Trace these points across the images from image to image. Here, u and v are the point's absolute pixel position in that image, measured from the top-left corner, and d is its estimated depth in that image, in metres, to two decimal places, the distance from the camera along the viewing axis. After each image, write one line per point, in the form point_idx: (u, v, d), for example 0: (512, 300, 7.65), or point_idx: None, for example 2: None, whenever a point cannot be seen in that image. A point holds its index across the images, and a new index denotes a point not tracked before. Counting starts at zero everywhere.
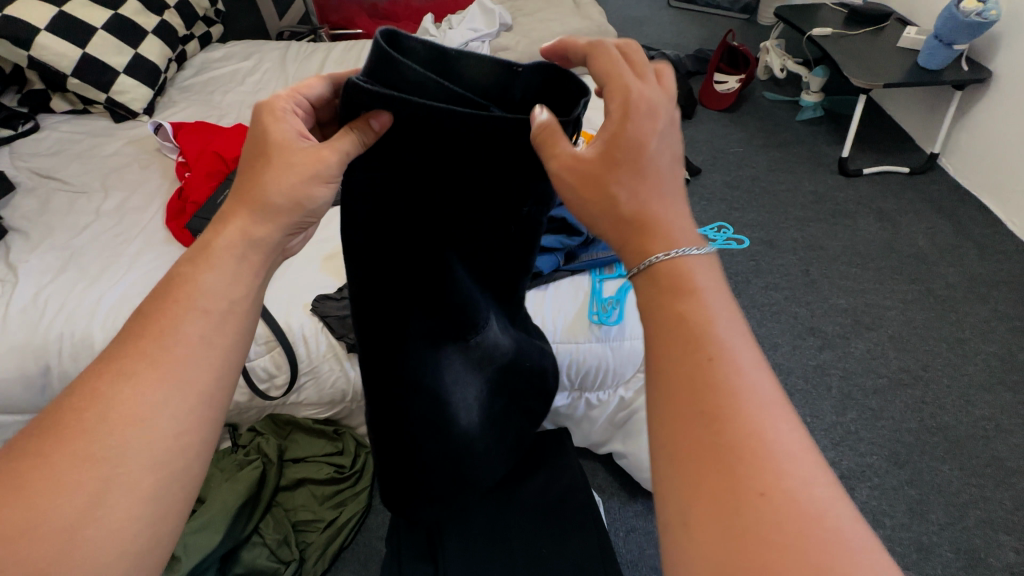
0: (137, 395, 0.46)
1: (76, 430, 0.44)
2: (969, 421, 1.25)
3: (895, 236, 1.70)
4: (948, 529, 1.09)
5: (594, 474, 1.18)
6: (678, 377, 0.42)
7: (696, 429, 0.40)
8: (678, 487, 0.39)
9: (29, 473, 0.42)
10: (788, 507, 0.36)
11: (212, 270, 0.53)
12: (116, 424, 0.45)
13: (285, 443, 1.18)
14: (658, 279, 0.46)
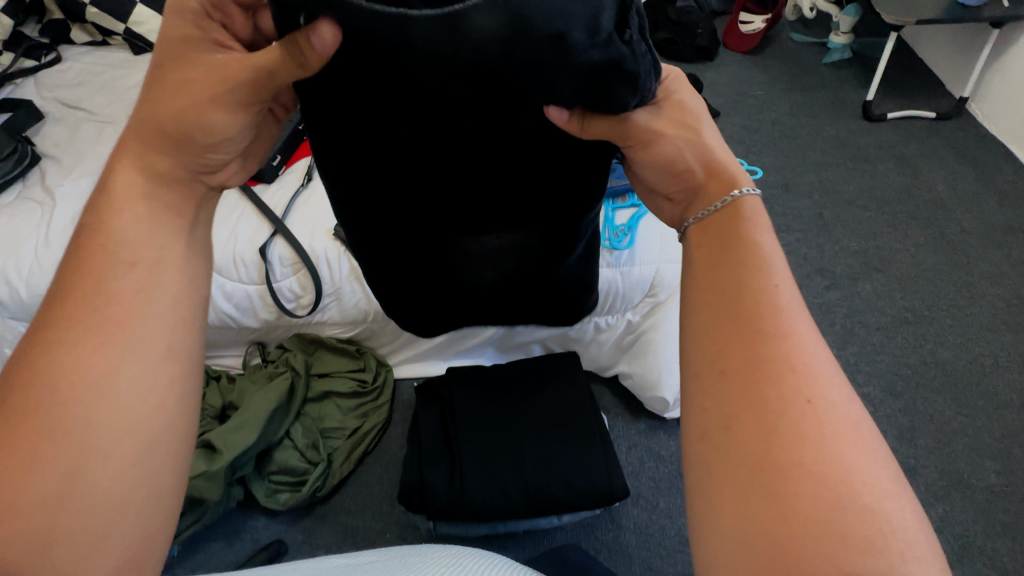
0: (81, 362, 0.43)
1: (26, 412, 0.42)
2: (968, 357, 1.29)
3: (914, 182, 1.68)
4: (936, 452, 1.15)
5: (600, 395, 1.25)
6: (718, 293, 0.47)
7: (743, 342, 0.44)
8: (713, 395, 0.44)
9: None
10: (822, 416, 0.41)
11: (125, 217, 0.48)
12: (76, 388, 0.43)
13: (311, 359, 1.26)
14: (717, 220, 0.51)
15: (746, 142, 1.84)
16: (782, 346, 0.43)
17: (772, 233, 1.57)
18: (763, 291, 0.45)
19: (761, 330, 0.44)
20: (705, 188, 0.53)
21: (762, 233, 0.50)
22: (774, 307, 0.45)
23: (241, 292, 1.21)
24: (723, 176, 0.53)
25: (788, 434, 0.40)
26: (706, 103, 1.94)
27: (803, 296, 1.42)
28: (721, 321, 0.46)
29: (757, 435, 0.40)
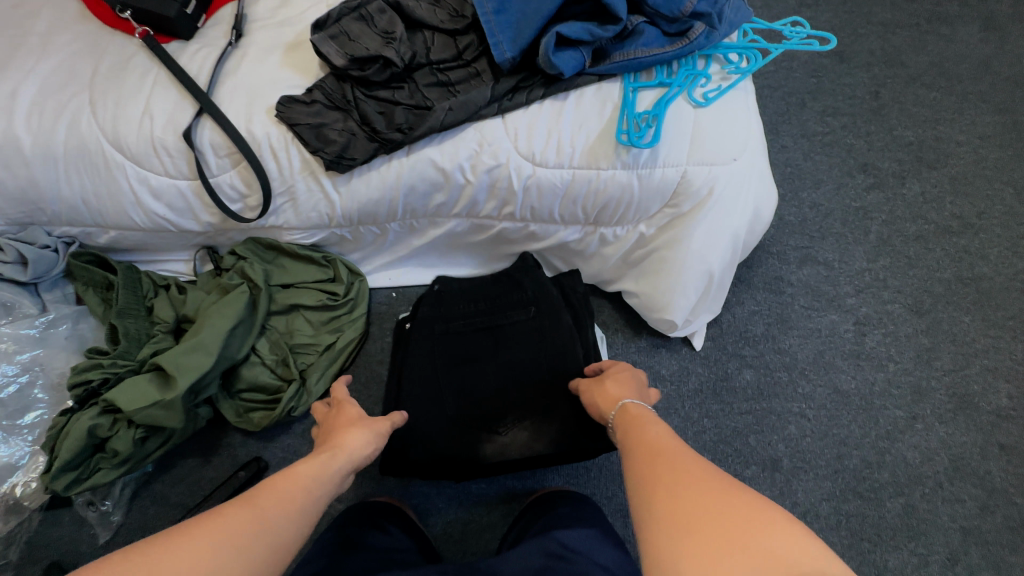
0: (267, 526, 0.53)
1: (252, 502, 0.54)
2: (1008, 273, 1.16)
3: (997, 51, 1.37)
4: (950, 375, 1.08)
5: (599, 310, 1.13)
6: (649, 459, 0.56)
7: (659, 460, 0.55)
8: (643, 501, 0.53)
9: (221, 513, 0.52)
10: (711, 483, 0.51)
11: (309, 458, 0.63)
12: (286, 496, 0.56)
13: (271, 268, 1.10)
14: (627, 421, 0.66)
15: None
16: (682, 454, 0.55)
17: (814, 118, 1.31)
18: (660, 435, 0.60)
19: (662, 452, 0.56)
20: (636, 425, 0.64)
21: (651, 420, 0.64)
22: (667, 439, 0.59)
23: (172, 189, 0.99)
24: (636, 417, 0.65)
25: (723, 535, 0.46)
26: None
27: (839, 199, 1.23)
28: (641, 454, 0.58)
29: (672, 501, 0.50)
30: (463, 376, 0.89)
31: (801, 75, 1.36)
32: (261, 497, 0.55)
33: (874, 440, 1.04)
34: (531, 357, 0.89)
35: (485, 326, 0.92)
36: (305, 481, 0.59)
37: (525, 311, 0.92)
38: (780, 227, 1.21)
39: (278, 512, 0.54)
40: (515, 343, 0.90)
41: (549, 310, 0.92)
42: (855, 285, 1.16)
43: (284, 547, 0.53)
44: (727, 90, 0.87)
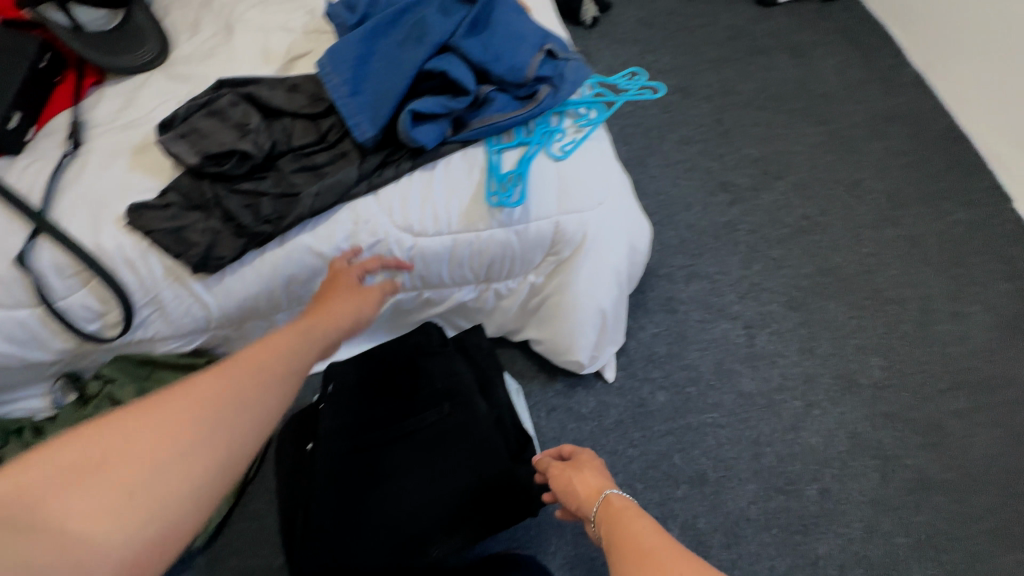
0: (206, 414, 0.48)
1: (176, 394, 0.49)
2: (857, 258, 1.32)
3: (807, 74, 1.61)
4: (831, 359, 1.20)
5: (512, 361, 1.13)
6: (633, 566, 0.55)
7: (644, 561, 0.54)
8: None
9: (144, 412, 0.47)
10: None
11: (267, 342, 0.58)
12: (217, 388, 0.50)
13: (146, 386, 0.99)
14: (609, 514, 0.64)
15: (641, 40, 1.63)
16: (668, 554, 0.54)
17: (674, 147, 1.45)
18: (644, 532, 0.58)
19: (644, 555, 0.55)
20: (617, 519, 0.63)
21: (634, 513, 0.62)
22: (652, 537, 0.57)
23: (9, 321, 0.87)
24: (614, 508, 0.65)
25: None
26: None
27: (708, 217, 1.35)
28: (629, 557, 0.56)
29: None
30: (378, 494, 0.79)
31: (655, 112, 1.51)
32: (177, 401, 0.48)
33: (781, 434, 1.11)
34: (450, 459, 0.81)
35: (394, 435, 0.82)
36: (273, 353, 0.57)
37: (439, 409, 0.83)
38: (663, 250, 1.30)
39: (239, 385, 0.51)
40: (433, 446, 0.82)
41: (465, 402, 0.84)
42: (737, 292, 1.26)
43: (236, 441, 0.49)
44: (581, 142, 0.94)
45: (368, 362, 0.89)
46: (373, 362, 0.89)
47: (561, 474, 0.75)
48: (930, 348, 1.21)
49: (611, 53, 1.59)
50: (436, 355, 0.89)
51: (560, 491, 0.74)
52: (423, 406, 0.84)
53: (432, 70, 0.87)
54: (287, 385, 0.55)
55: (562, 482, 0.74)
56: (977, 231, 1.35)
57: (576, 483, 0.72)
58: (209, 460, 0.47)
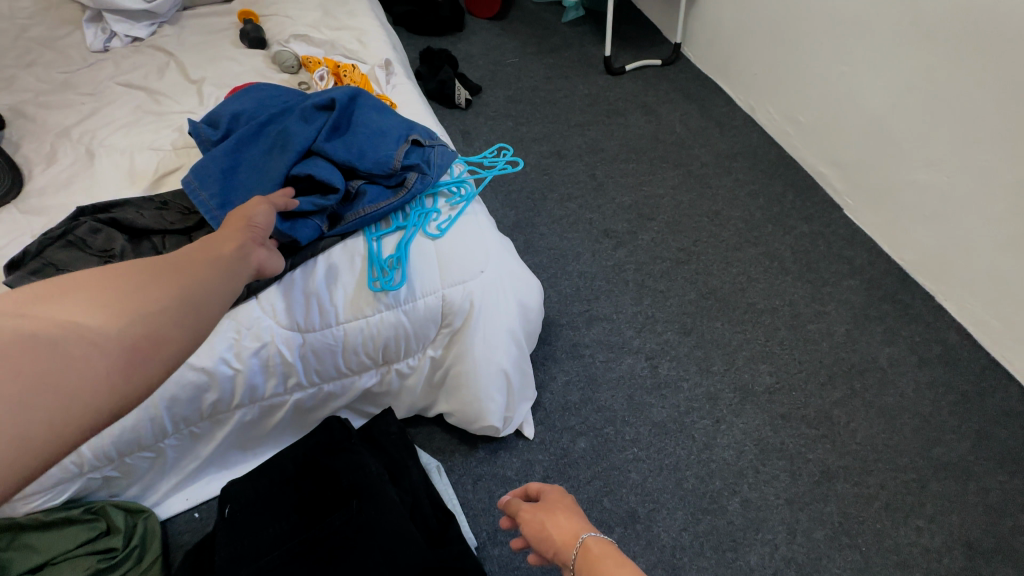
0: (165, 288, 0.65)
1: (143, 270, 0.66)
2: (730, 279, 1.48)
3: (659, 127, 1.85)
4: (727, 374, 1.30)
5: (430, 437, 1.12)
6: None
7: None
8: None
9: (113, 278, 0.63)
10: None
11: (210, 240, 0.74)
12: (169, 266, 0.67)
13: (4, 557, 0.84)
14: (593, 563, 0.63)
15: (513, 114, 1.80)
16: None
17: (557, 205, 1.58)
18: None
19: None
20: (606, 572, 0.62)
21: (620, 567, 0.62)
22: None
23: None
24: (599, 559, 0.63)
25: None
26: (465, 79, 1.84)
27: (597, 263, 1.46)
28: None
29: None
30: None
31: (536, 176, 1.65)
32: (139, 269, 0.65)
33: (697, 455, 1.17)
34: (363, 559, 0.77)
35: (301, 547, 0.78)
36: (218, 243, 0.74)
37: (347, 508, 0.81)
38: (562, 300, 1.38)
39: (186, 268, 0.68)
40: (344, 549, 0.78)
41: (374, 493, 0.82)
42: (635, 327, 1.35)
43: (184, 302, 0.65)
44: (459, 216, 1.00)
45: (268, 473, 0.85)
46: (274, 471, 0.86)
47: (531, 517, 0.70)
48: (805, 348, 1.35)
49: (488, 129, 1.74)
50: (341, 450, 0.87)
51: (531, 537, 0.70)
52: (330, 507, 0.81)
53: (299, 173, 0.91)
54: (223, 268, 0.71)
55: (533, 526, 0.70)
56: (820, 239, 1.57)
57: (547, 529, 0.68)
58: (167, 297, 0.64)
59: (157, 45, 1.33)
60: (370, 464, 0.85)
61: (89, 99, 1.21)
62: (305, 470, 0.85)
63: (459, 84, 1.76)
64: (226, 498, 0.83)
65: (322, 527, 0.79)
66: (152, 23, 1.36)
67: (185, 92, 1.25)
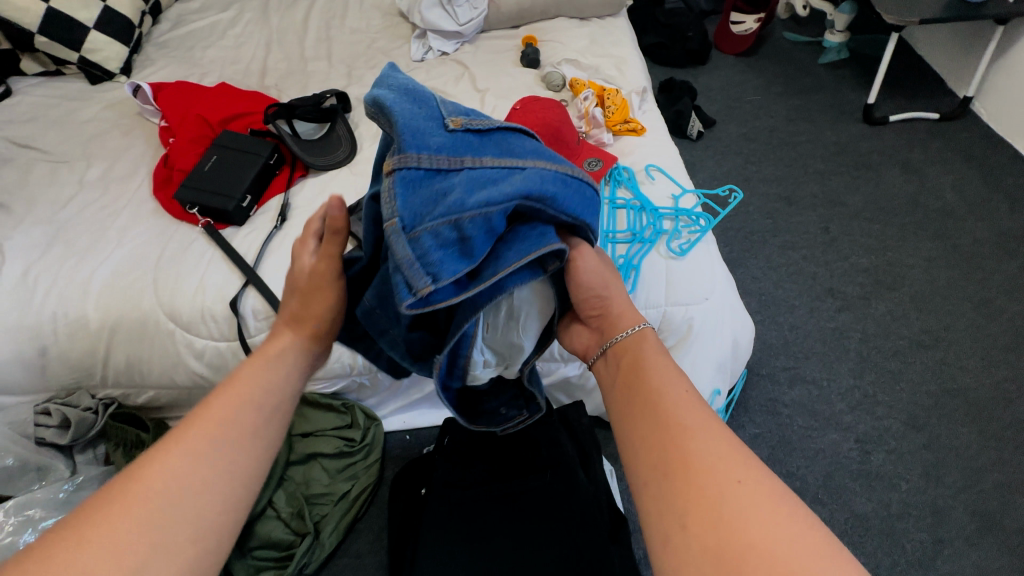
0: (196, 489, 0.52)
1: (147, 486, 0.50)
2: (991, 383, 1.22)
3: (921, 190, 1.61)
4: (965, 492, 1.08)
5: (605, 442, 1.17)
6: (658, 429, 0.52)
7: (671, 442, 0.51)
8: (650, 469, 0.51)
9: (101, 515, 0.48)
10: (759, 495, 0.46)
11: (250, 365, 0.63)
12: (190, 456, 0.53)
13: (292, 419, 1.16)
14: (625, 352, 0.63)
15: (744, 152, 1.76)
16: (706, 441, 0.50)
17: (777, 252, 1.49)
18: (678, 403, 0.54)
19: (685, 428, 0.51)
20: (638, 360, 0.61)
21: (649, 355, 0.61)
22: (685, 405, 0.53)
23: (213, 350, 1.12)
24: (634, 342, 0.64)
25: (734, 514, 0.45)
26: (701, 111, 1.85)
27: (814, 321, 1.35)
28: (659, 426, 0.52)
29: (686, 470, 0.48)
30: (478, 545, 0.86)
31: (758, 218, 1.58)
32: (143, 484, 0.50)
33: (904, 569, 1.00)
34: (545, 524, 0.87)
35: (499, 492, 0.91)
36: (240, 401, 0.58)
37: (541, 475, 0.91)
38: (765, 350, 1.30)
39: (210, 448, 0.54)
40: (532, 508, 0.89)
41: (569, 472, 0.92)
42: (848, 402, 1.21)
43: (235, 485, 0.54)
44: (695, 242, 1.04)
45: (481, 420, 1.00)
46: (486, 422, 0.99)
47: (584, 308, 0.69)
48: None
49: (714, 163, 1.74)
50: (544, 424, 0.97)
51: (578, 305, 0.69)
52: (528, 469, 0.93)
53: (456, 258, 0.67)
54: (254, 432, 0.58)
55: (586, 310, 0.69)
56: None
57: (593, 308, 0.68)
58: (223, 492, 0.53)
59: (457, 59, 1.64)
60: (566, 446, 0.94)
61: None
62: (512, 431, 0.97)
63: (694, 116, 1.79)
64: (445, 428, 0.99)
65: (517, 481, 0.92)
66: (457, 42, 1.69)
67: (471, 98, 1.51)
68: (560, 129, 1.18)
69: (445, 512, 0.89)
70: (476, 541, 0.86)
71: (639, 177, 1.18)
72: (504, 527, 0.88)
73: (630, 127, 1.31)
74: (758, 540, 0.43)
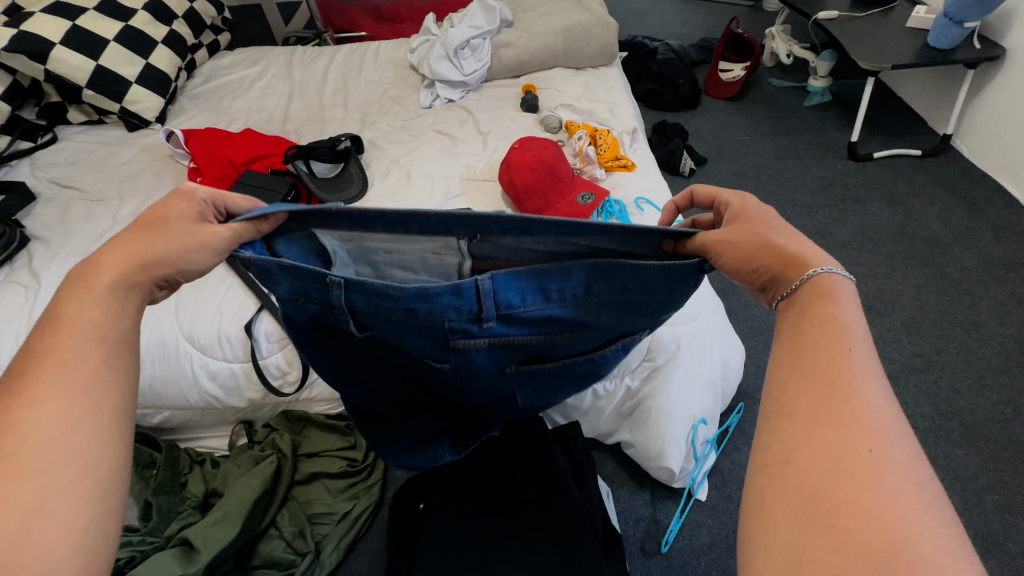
0: (50, 423, 0.48)
1: None
2: (986, 406, 1.23)
3: (908, 220, 1.67)
4: (966, 514, 1.08)
5: (603, 464, 1.19)
6: (811, 366, 0.47)
7: (828, 393, 0.45)
8: (793, 402, 0.46)
9: None
10: (895, 470, 0.39)
11: (83, 305, 0.55)
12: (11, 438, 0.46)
13: (299, 439, 1.22)
14: (801, 298, 0.52)
15: (735, 188, 1.85)
16: (866, 398, 0.44)
17: None
18: (848, 354, 0.46)
19: (842, 383, 0.45)
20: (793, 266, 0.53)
21: (845, 307, 0.50)
22: (863, 365, 0.45)
23: (226, 370, 1.17)
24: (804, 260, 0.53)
25: (863, 473, 0.40)
26: (692, 151, 1.96)
27: None
28: (806, 363, 0.47)
29: (823, 420, 0.43)
30: (476, 558, 0.87)
31: None
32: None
33: None
34: (541, 536, 0.89)
35: (495, 505, 0.94)
36: (68, 346, 0.52)
37: (535, 489, 0.95)
38: (760, 374, 1.33)
39: (62, 396, 0.49)
40: (527, 520, 0.91)
41: (560, 487, 0.94)
42: None
43: (101, 416, 0.51)
44: None
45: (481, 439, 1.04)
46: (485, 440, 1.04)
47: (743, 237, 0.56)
48: None
49: None
50: (538, 441, 1.00)
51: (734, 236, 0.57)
52: (525, 484, 0.96)
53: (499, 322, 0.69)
54: (98, 375, 0.52)
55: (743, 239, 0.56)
56: None
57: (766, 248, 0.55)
58: (94, 424, 0.50)
59: (462, 105, 1.78)
60: (559, 459, 0.98)
61: (412, 139, 1.68)
62: (509, 448, 1.00)
63: (686, 154, 1.89)
64: None
65: (513, 496, 0.95)
66: (462, 90, 1.83)
67: (474, 140, 1.63)
68: (555, 166, 1.28)
69: (444, 525, 0.92)
70: (474, 554, 0.88)
71: (629, 209, 1.27)
72: (501, 539, 0.89)
73: (621, 163, 1.41)
74: (879, 506, 0.38)
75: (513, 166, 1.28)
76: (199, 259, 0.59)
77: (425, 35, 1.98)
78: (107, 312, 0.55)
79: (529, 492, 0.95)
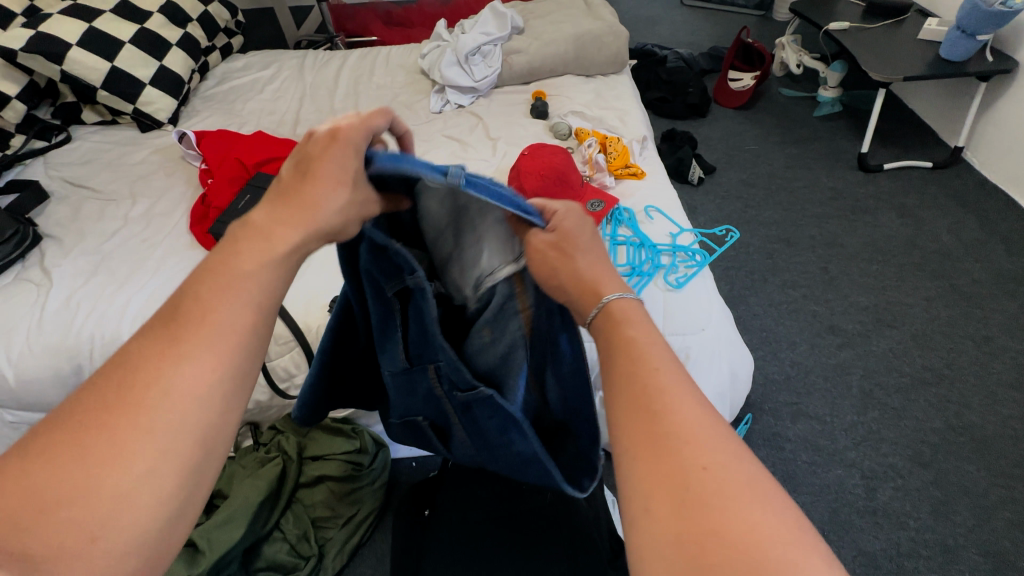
0: (182, 382, 0.43)
1: (131, 404, 0.42)
2: (997, 421, 1.21)
3: (918, 232, 1.65)
4: (976, 531, 1.06)
5: (608, 472, 1.19)
6: (636, 393, 0.43)
7: (653, 419, 0.41)
8: (630, 431, 0.42)
9: (70, 444, 0.40)
10: (729, 480, 0.38)
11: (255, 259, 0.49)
12: (149, 390, 0.42)
13: (304, 441, 1.20)
14: (610, 314, 0.50)
15: (744, 197, 1.84)
16: (683, 410, 0.41)
17: (777, 290, 1.54)
18: (662, 372, 0.44)
19: (660, 403, 0.42)
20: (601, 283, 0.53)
21: (633, 321, 0.49)
22: (679, 380, 0.44)
23: None
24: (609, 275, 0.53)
25: (716, 499, 0.37)
26: (701, 159, 1.96)
27: (816, 356, 1.37)
28: (629, 386, 0.44)
29: (663, 444, 0.40)
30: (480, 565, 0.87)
31: (759, 258, 1.64)
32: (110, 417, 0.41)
33: None
34: (547, 545, 0.88)
35: (501, 512, 0.93)
36: (227, 297, 0.46)
37: (542, 496, 0.94)
38: (768, 385, 1.32)
39: (197, 354, 0.44)
40: (533, 529, 0.91)
41: (567, 496, 0.94)
42: (853, 438, 1.21)
43: (220, 393, 0.44)
44: (692, 276, 1.10)
45: None
46: None
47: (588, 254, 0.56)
48: None
49: (715, 207, 1.82)
50: None
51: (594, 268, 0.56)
52: (532, 491, 0.95)
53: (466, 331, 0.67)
54: (227, 343, 0.45)
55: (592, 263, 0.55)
56: None
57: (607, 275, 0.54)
58: (209, 400, 0.44)
59: (472, 111, 1.79)
60: None
61: (422, 143, 1.69)
62: None
63: (694, 163, 1.89)
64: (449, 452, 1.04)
65: (520, 503, 0.94)
66: (472, 95, 1.84)
67: (484, 146, 1.64)
68: (565, 172, 1.28)
69: (450, 531, 0.92)
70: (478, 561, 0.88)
71: (639, 216, 1.27)
72: (506, 546, 0.89)
73: (631, 171, 1.41)
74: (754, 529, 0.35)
75: (523, 172, 1.27)
76: (333, 201, 0.51)
77: (436, 40, 1.99)
78: (270, 276, 0.49)
79: (536, 499, 0.94)
